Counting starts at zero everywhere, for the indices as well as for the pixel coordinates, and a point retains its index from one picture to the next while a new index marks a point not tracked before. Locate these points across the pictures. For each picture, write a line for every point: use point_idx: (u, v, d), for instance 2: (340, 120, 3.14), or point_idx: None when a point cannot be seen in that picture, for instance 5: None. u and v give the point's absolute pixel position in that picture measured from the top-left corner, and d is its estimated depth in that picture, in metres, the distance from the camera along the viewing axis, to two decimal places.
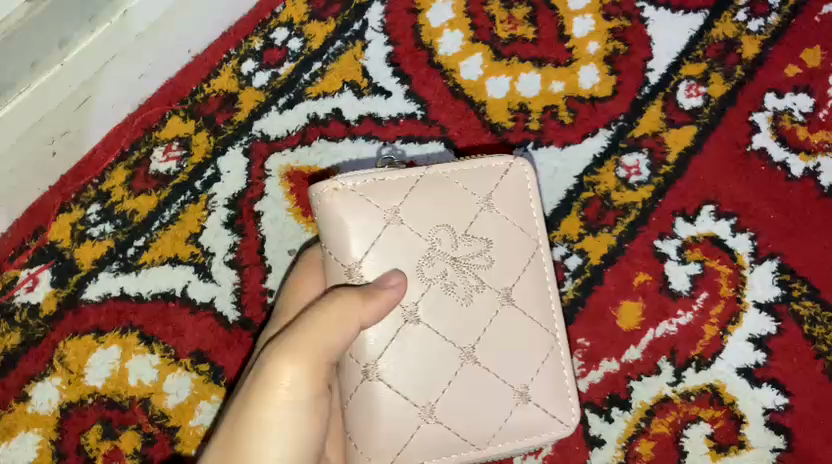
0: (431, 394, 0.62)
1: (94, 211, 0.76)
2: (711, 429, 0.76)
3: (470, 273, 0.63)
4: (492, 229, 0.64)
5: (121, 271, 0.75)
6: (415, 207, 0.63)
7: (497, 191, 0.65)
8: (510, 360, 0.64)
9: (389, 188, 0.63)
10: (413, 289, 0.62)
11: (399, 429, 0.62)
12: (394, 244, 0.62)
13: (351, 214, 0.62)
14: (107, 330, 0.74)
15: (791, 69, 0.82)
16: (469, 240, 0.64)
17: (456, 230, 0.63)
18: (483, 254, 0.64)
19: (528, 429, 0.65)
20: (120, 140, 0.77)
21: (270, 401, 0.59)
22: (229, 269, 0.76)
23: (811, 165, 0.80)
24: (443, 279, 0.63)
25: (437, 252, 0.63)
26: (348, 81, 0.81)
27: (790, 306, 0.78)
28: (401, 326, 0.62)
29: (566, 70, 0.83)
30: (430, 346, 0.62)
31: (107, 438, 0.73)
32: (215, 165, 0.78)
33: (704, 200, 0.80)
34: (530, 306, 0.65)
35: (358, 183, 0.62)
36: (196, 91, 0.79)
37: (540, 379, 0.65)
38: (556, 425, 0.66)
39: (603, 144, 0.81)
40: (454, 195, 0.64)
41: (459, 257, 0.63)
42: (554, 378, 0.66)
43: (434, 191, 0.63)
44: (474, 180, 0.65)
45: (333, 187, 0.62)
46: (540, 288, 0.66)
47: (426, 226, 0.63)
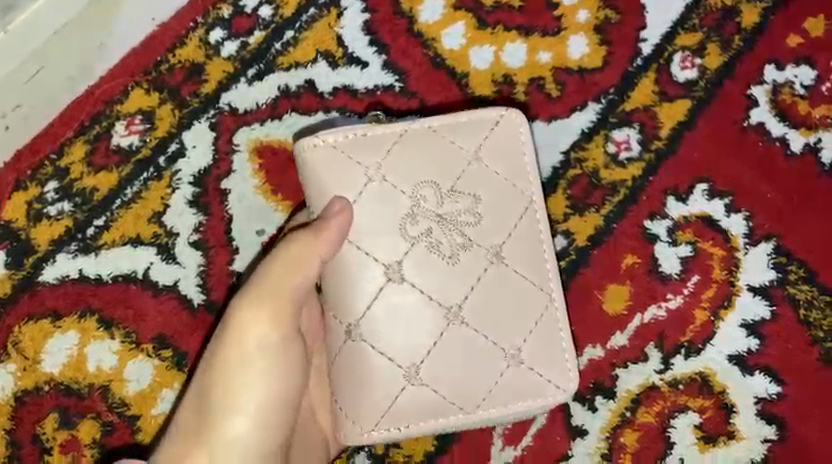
0: (415, 355, 0.62)
1: (51, 189, 0.72)
2: (700, 419, 0.73)
3: (456, 231, 0.62)
4: (481, 184, 0.63)
5: (80, 252, 0.72)
6: (398, 163, 0.62)
7: (488, 145, 0.64)
8: (499, 321, 0.63)
9: (373, 144, 0.62)
10: (397, 248, 0.62)
11: (382, 389, 0.63)
12: (376, 201, 0.62)
13: (331, 170, 0.62)
14: (65, 314, 0.71)
15: (794, 39, 0.77)
16: (456, 197, 0.62)
17: (442, 187, 0.62)
18: (469, 210, 0.63)
19: (521, 393, 0.64)
20: (78, 114, 0.73)
21: (237, 350, 0.63)
22: (194, 250, 0.72)
23: (811, 141, 0.76)
24: (428, 237, 0.62)
25: (421, 209, 0.62)
26: (321, 51, 0.76)
27: (785, 290, 0.74)
28: (383, 285, 0.62)
29: (554, 40, 0.78)
30: (413, 306, 0.62)
31: (65, 428, 0.70)
32: (180, 139, 0.74)
33: (698, 178, 0.76)
34: (522, 263, 0.64)
35: (340, 139, 0.62)
36: (159, 62, 0.74)
37: (533, 341, 0.64)
38: (550, 389, 0.64)
39: (592, 118, 0.77)
40: (440, 150, 0.63)
41: (445, 215, 0.62)
42: (548, 339, 0.64)
43: (418, 146, 0.63)
44: (462, 134, 0.63)
45: (314, 142, 0.62)
46: (534, 246, 0.64)
47: (410, 183, 0.62)
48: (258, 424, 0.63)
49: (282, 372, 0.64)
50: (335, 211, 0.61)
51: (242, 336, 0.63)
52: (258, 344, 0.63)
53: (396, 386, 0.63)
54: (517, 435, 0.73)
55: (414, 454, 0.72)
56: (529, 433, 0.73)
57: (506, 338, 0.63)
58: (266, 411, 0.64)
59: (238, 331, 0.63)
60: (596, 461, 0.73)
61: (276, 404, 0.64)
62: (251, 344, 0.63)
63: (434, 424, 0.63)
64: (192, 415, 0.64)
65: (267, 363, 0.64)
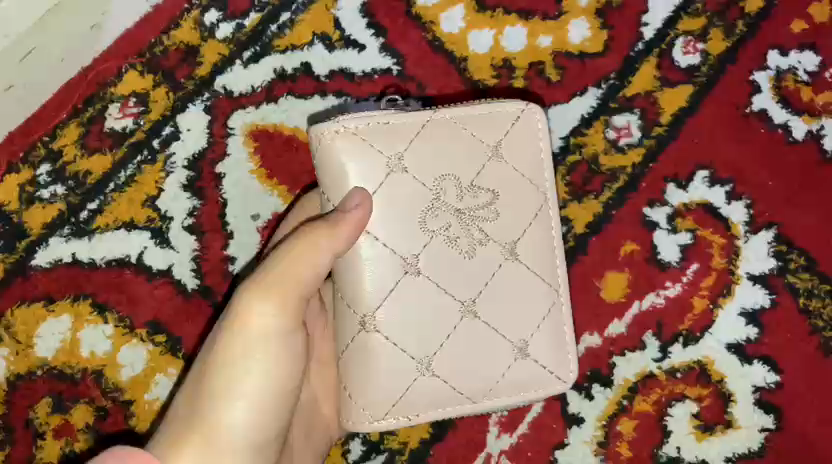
0: (428, 347, 0.61)
1: (44, 171, 0.71)
2: (698, 407, 0.72)
3: (474, 226, 0.62)
4: (499, 180, 0.62)
5: (73, 235, 0.71)
6: (419, 154, 0.61)
7: (508, 138, 0.63)
8: (512, 315, 0.63)
9: (394, 133, 0.61)
10: (415, 241, 0.61)
11: (393, 381, 0.62)
12: (396, 192, 0.61)
13: (352, 159, 0.60)
14: (58, 298, 0.70)
15: (797, 24, 0.76)
16: (475, 192, 0.62)
17: (462, 181, 0.62)
18: (489, 205, 0.62)
19: (525, 386, 0.64)
20: (71, 97, 0.72)
21: (239, 340, 0.61)
22: (188, 234, 0.72)
23: (814, 128, 0.75)
24: (446, 231, 0.61)
25: (441, 203, 0.61)
26: (318, 33, 0.75)
27: (785, 278, 0.73)
28: (401, 278, 0.61)
29: (554, 24, 0.77)
30: (427, 298, 0.61)
31: (57, 412, 0.70)
32: (174, 122, 0.73)
33: (698, 165, 0.75)
34: (535, 259, 0.63)
35: (361, 126, 0.60)
36: (154, 44, 0.74)
37: (540, 334, 0.64)
38: (554, 383, 0.65)
39: (592, 104, 0.76)
40: (461, 142, 0.62)
41: (463, 209, 0.62)
42: (554, 333, 0.65)
43: (439, 137, 0.61)
44: (482, 127, 0.62)
45: (335, 129, 0.60)
46: (546, 242, 0.64)
47: (430, 175, 0.61)
48: (258, 421, 0.61)
49: (283, 367, 0.62)
50: (355, 203, 0.59)
51: (246, 326, 0.61)
52: (260, 338, 0.61)
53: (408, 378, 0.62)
54: (513, 422, 0.72)
55: (409, 441, 0.72)
56: (526, 420, 0.72)
57: (516, 333, 0.63)
58: (265, 408, 0.62)
59: (241, 325, 0.60)
60: (592, 450, 0.72)
61: (275, 396, 0.62)
62: (253, 338, 0.61)
63: (439, 413, 0.63)
64: (189, 414, 0.61)
65: (268, 354, 0.61)
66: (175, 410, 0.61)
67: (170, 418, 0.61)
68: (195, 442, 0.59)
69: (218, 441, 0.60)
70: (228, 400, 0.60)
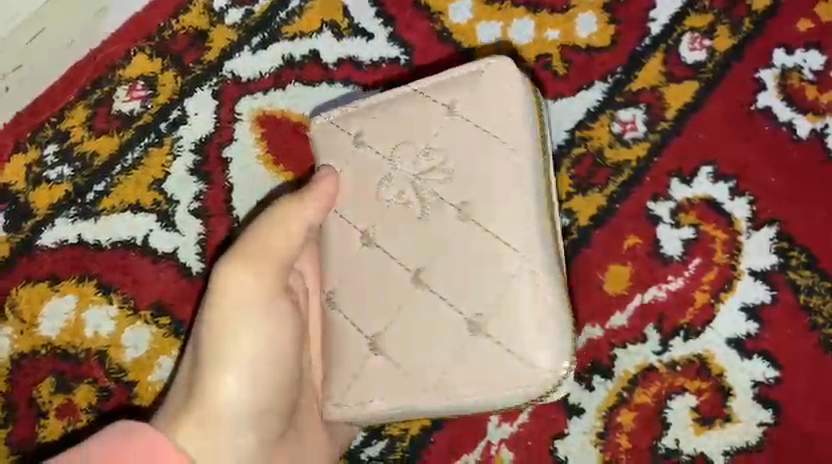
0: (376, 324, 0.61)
1: (51, 152, 0.72)
2: (697, 400, 0.72)
3: (425, 188, 0.60)
4: (454, 138, 0.60)
5: (80, 217, 0.71)
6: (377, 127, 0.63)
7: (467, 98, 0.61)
8: (471, 285, 0.58)
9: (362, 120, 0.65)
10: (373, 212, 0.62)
11: (350, 360, 0.62)
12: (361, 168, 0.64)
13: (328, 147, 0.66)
14: (63, 278, 0.71)
15: (804, 23, 0.77)
16: (428, 155, 0.61)
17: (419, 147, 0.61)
18: (438, 167, 0.60)
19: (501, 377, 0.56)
20: (81, 77, 0.73)
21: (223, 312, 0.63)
22: (194, 218, 0.72)
23: (818, 126, 0.75)
24: (400, 198, 0.61)
25: (394, 172, 0.62)
26: (327, 21, 0.75)
27: (787, 275, 0.73)
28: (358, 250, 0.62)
29: (562, 17, 0.77)
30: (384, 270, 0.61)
31: (61, 392, 0.70)
32: (182, 106, 0.73)
33: (702, 160, 0.75)
34: (487, 222, 0.58)
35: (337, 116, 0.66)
36: (162, 28, 0.74)
37: (505, 311, 0.56)
38: (511, 366, 0.56)
39: (599, 97, 0.76)
40: (418, 108, 0.62)
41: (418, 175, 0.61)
42: (534, 315, 0.56)
43: (398, 107, 0.63)
44: (440, 89, 0.62)
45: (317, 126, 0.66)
46: (512, 200, 0.58)
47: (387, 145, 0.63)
48: (253, 391, 0.62)
49: (274, 339, 0.63)
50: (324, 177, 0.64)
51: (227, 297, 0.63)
52: (246, 308, 0.63)
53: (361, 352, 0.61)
54: (515, 411, 0.73)
55: (410, 428, 0.74)
56: (527, 409, 0.73)
57: (463, 304, 0.58)
58: (260, 377, 0.63)
59: (223, 298, 0.63)
60: (591, 440, 0.73)
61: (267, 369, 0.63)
62: (237, 307, 0.63)
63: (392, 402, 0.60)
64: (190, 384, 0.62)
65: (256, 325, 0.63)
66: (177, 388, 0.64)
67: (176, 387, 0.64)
68: (195, 411, 0.61)
69: (214, 407, 0.61)
70: (221, 368, 0.62)
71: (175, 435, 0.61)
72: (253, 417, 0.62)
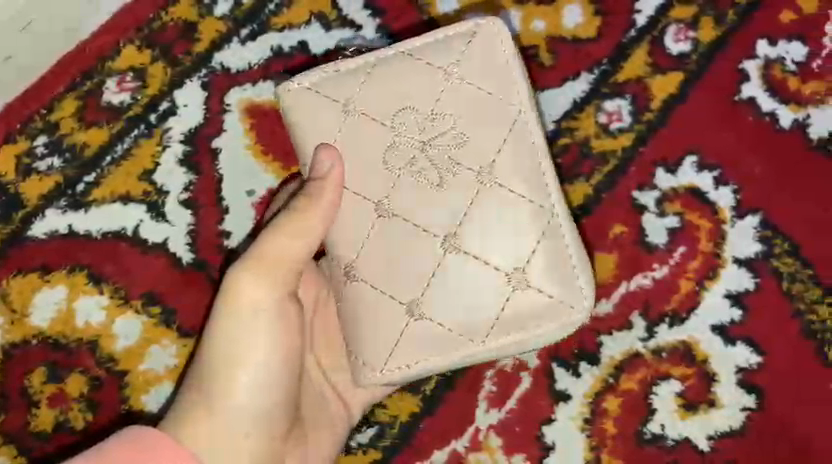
0: (410, 292, 0.60)
1: (41, 143, 0.72)
2: (682, 387, 0.73)
3: (440, 155, 0.60)
4: (466, 104, 0.60)
5: (70, 208, 0.72)
6: (369, 96, 0.61)
7: (469, 64, 0.60)
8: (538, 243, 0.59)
9: (345, 78, 0.61)
10: (378, 181, 0.60)
11: (384, 331, 0.61)
12: (360, 134, 0.60)
13: (308, 117, 0.62)
14: (54, 269, 0.72)
15: (787, 14, 0.77)
16: (433, 121, 0.60)
17: (449, 126, 0.60)
18: (452, 132, 0.60)
19: (534, 318, 0.60)
20: (69, 68, 0.73)
21: (244, 331, 0.62)
22: (184, 208, 0.73)
23: (801, 117, 0.76)
24: (410, 166, 0.60)
25: (402, 137, 0.60)
26: (315, 13, 0.76)
27: (770, 263, 0.74)
28: (374, 222, 0.60)
29: (549, 8, 0.78)
30: (395, 239, 0.60)
31: (52, 382, 0.71)
32: (171, 97, 0.74)
33: (687, 150, 0.76)
34: (536, 183, 0.60)
35: (316, 79, 0.62)
36: (151, 19, 0.74)
37: (539, 263, 0.59)
38: (562, 311, 0.60)
39: (584, 88, 0.77)
40: (484, 77, 0.60)
41: (427, 141, 0.60)
42: (554, 269, 0.60)
43: (391, 79, 0.61)
44: (482, 54, 0.61)
45: (289, 88, 0.62)
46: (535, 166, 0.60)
47: (387, 111, 0.60)
48: (261, 394, 0.62)
49: (284, 333, 0.63)
50: (328, 165, 0.59)
51: (247, 310, 0.61)
52: (252, 311, 0.61)
53: (398, 323, 0.61)
54: (502, 397, 0.74)
55: (399, 415, 0.74)
56: (514, 396, 0.74)
57: (509, 261, 0.59)
58: (269, 380, 0.62)
59: (248, 310, 0.61)
60: (578, 426, 0.74)
61: (276, 384, 0.62)
62: (248, 314, 0.61)
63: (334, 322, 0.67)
64: (194, 390, 0.62)
65: (259, 337, 0.62)
66: (189, 403, 0.62)
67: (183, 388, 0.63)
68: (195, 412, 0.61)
69: (219, 410, 0.61)
70: (227, 375, 0.61)
71: (181, 439, 0.60)
72: (262, 419, 0.62)
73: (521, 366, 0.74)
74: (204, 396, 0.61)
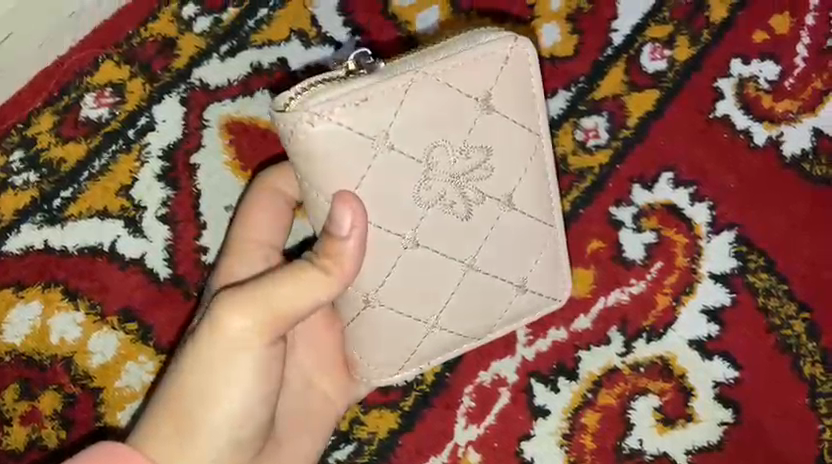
0: (429, 310, 0.62)
1: (17, 158, 0.72)
2: (660, 402, 0.74)
3: (469, 187, 0.59)
4: (496, 135, 0.59)
5: (46, 223, 0.72)
6: (404, 127, 0.56)
7: (504, 92, 0.58)
8: (539, 254, 0.65)
9: (375, 107, 0.55)
10: (409, 216, 0.58)
11: (400, 348, 0.64)
12: (390, 172, 0.56)
13: (335, 152, 0.55)
14: (28, 285, 0.71)
15: (760, 34, 0.78)
16: (468, 153, 0.58)
17: (481, 159, 0.59)
18: (483, 165, 0.59)
19: (526, 313, 0.67)
20: (47, 84, 0.73)
21: (231, 367, 0.58)
22: (161, 224, 0.73)
23: (774, 135, 0.77)
24: (442, 199, 0.59)
25: (435, 172, 0.58)
26: (294, 30, 0.76)
27: (746, 278, 0.75)
28: (400, 254, 0.59)
29: (526, 27, 0.78)
30: (419, 265, 0.60)
31: (25, 398, 0.71)
32: (150, 113, 0.74)
33: (663, 167, 0.77)
34: (545, 204, 0.63)
35: (339, 111, 0.54)
36: (130, 35, 0.74)
37: (538, 270, 0.65)
38: (550, 304, 0.68)
39: (562, 105, 0.78)
40: (517, 107, 0.59)
41: (457, 174, 0.58)
42: (549, 274, 0.66)
43: (428, 108, 0.56)
44: (516, 80, 0.59)
45: (308, 119, 0.54)
46: (545, 186, 0.63)
47: (420, 145, 0.57)
48: (239, 424, 0.59)
49: (268, 366, 0.59)
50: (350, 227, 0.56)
51: (238, 347, 0.57)
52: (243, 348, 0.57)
53: (417, 337, 0.63)
54: (481, 413, 0.74)
55: (378, 431, 0.74)
56: (493, 411, 0.74)
57: (515, 273, 0.64)
58: (247, 411, 0.59)
59: (238, 347, 0.57)
60: (557, 441, 0.74)
61: (255, 416, 0.60)
62: (231, 346, 0.57)
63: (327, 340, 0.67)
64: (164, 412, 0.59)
65: (246, 372, 0.58)
66: (160, 426, 0.59)
67: (152, 404, 0.60)
68: (165, 435, 0.58)
69: (194, 436, 0.58)
70: (204, 402, 0.58)
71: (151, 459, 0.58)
72: (236, 445, 0.60)
73: (500, 381, 0.74)
74: (179, 423, 0.58)
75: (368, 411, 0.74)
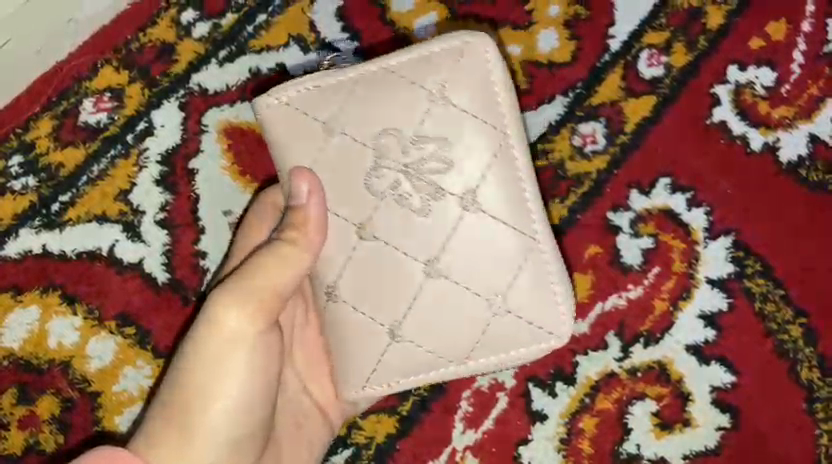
0: (392, 313, 0.60)
1: (16, 163, 0.72)
2: (657, 406, 0.74)
3: (423, 180, 0.59)
4: (449, 127, 0.59)
5: (44, 227, 0.72)
6: (353, 113, 0.59)
7: (458, 84, 0.59)
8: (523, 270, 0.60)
9: (328, 92, 0.60)
10: (362, 205, 0.59)
11: (364, 356, 0.62)
12: (342, 155, 0.59)
13: (290, 133, 0.60)
14: (26, 289, 0.72)
15: (756, 41, 0.79)
16: (420, 144, 0.59)
17: (435, 150, 0.59)
18: (438, 157, 0.59)
19: (510, 341, 0.61)
20: (46, 89, 0.73)
21: (227, 360, 0.60)
22: (160, 228, 0.73)
23: (770, 140, 0.77)
24: (395, 190, 0.59)
25: (386, 161, 0.59)
26: (293, 36, 0.76)
27: (743, 283, 0.75)
28: (356, 244, 0.60)
29: (524, 33, 0.79)
30: (379, 260, 0.60)
31: (23, 403, 0.71)
32: (148, 118, 0.74)
33: (660, 172, 0.77)
34: (521, 213, 0.60)
35: (294, 94, 0.60)
36: (129, 40, 0.74)
37: (521, 289, 0.60)
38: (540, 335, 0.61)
39: (559, 111, 0.78)
40: (475, 101, 0.59)
41: (410, 165, 0.59)
42: (534, 296, 0.60)
43: (378, 97, 0.59)
44: (470, 72, 0.59)
45: (268, 103, 0.60)
46: (519, 191, 0.60)
47: (370, 132, 0.59)
48: (239, 421, 0.61)
49: (265, 361, 0.62)
50: (306, 191, 0.59)
51: (232, 339, 0.60)
52: (238, 340, 0.60)
53: (380, 344, 0.61)
54: (478, 418, 0.74)
55: (376, 435, 0.74)
56: (491, 416, 0.74)
57: (491, 288, 0.60)
58: (247, 409, 0.61)
59: (232, 340, 0.60)
60: (555, 445, 0.74)
61: (254, 411, 0.62)
62: (229, 341, 0.60)
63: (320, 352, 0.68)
64: (163, 416, 0.60)
65: (243, 366, 0.60)
66: (159, 430, 0.59)
67: (151, 410, 0.61)
68: (169, 442, 0.59)
69: (194, 438, 0.59)
70: (205, 401, 0.60)
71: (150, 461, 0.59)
72: (236, 446, 0.61)
73: (498, 386, 0.74)
74: (178, 426, 0.59)
75: (366, 416, 0.74)
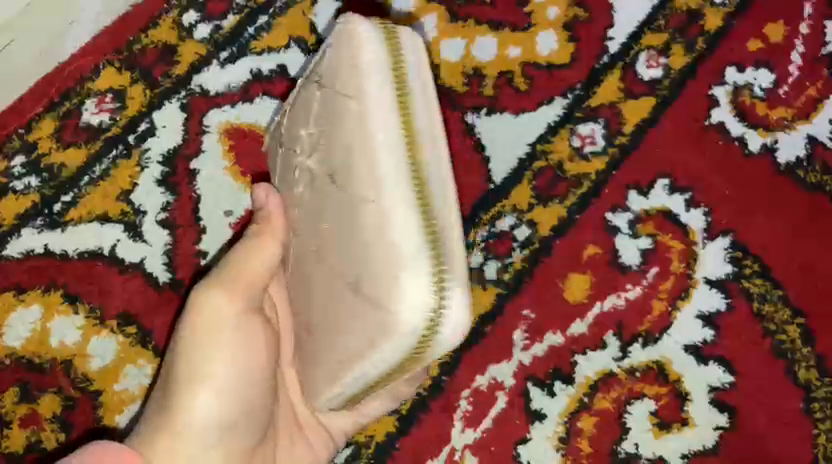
0: (305, 315, 0.57)
1: (18, 163, 0.73)
2: (656, 405, 0.74)
3: (310, 168, 0.55)
4: (321, 109, 0.54)
5: (46, 227, 0.73)
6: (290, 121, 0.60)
7: (329, 65, 0.53)
8: (360, 246, 0.48)
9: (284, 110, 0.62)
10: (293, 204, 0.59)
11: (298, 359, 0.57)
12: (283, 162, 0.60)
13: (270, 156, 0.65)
14: (28, 288, 0.72)
15: (754, 43, 0.79)
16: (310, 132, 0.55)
17: (315, 137, 0.54)
18: (315, 143, 0.54)
19: (369, 337, 0.48)
20: (49, 89, 0.73)
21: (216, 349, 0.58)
22: (161, 228, 0.73)
23: (769, 141, 0.78)
24: (304, 184, 0.56)
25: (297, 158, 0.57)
26: (294, 37, 0.77)
27: (741, 283, 0.76)
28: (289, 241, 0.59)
29: (523, 35, 0.79)
30: (302, 256, 0.57)
31: (24, 401, 0.71)
32: (150, 119, 0.74)
33: (659, 173, 0.77)
34: (364, 188, 0.48)
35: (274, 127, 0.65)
36: (132, 41, 0.75)
37: (360, 273, 0.48)
38: (385, 321, 0.46)
39: (558, 113, 0.78)
40: (336, 74, 0.52)
41: (309, 156, 0.55)
42: (379, 278, 0.46)
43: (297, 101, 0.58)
44: (334, 47, 0.52)
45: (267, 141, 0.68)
46: (366, 155, 0.48)
47: (292, 134, 0.59)
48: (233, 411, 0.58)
49: (256, 349, 0.59)
50: (264, 195, 0.62)
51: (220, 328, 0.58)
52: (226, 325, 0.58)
53: (304, 344, 0.56)
54: (477, 418, 0.74)
55: (376, 434, 0.74)
56: (490, 415, 0.74)
57: (347, 273, 0.50)
58: (235, 393, 0.58)
59: (220, 326, 0.58)
60: (554, 444, 0.74)
61: (250, 400, 0.59)
62: (217, 327, 0.58)
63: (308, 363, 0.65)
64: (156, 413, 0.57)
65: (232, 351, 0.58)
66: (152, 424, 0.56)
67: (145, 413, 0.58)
68: (162, 440, 0.55)
69: (189, 434, 0.56)
70: (190, 390, 0.57)
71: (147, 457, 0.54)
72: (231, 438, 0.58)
73: (497, 385, 0.75)
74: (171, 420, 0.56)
75: None
